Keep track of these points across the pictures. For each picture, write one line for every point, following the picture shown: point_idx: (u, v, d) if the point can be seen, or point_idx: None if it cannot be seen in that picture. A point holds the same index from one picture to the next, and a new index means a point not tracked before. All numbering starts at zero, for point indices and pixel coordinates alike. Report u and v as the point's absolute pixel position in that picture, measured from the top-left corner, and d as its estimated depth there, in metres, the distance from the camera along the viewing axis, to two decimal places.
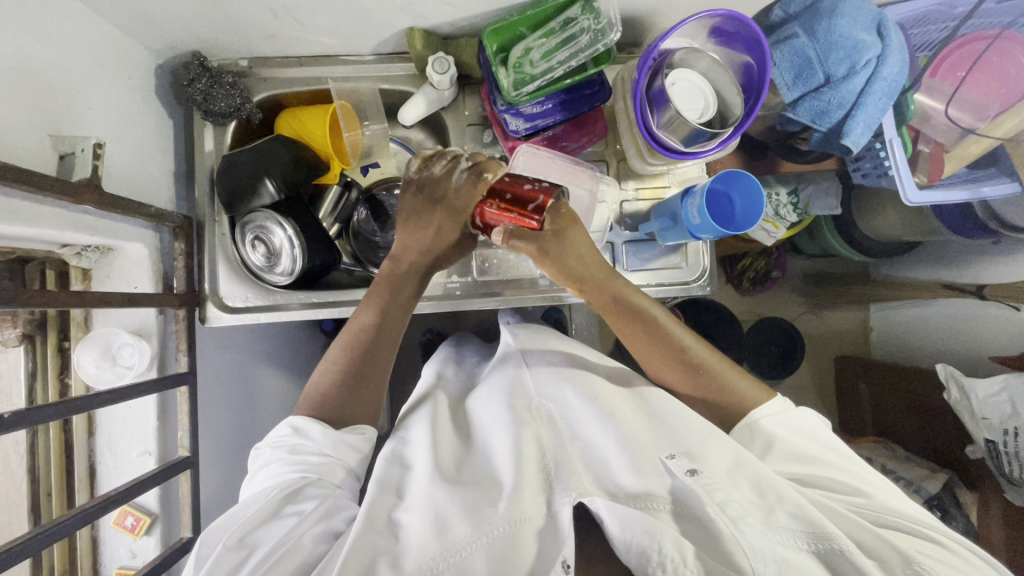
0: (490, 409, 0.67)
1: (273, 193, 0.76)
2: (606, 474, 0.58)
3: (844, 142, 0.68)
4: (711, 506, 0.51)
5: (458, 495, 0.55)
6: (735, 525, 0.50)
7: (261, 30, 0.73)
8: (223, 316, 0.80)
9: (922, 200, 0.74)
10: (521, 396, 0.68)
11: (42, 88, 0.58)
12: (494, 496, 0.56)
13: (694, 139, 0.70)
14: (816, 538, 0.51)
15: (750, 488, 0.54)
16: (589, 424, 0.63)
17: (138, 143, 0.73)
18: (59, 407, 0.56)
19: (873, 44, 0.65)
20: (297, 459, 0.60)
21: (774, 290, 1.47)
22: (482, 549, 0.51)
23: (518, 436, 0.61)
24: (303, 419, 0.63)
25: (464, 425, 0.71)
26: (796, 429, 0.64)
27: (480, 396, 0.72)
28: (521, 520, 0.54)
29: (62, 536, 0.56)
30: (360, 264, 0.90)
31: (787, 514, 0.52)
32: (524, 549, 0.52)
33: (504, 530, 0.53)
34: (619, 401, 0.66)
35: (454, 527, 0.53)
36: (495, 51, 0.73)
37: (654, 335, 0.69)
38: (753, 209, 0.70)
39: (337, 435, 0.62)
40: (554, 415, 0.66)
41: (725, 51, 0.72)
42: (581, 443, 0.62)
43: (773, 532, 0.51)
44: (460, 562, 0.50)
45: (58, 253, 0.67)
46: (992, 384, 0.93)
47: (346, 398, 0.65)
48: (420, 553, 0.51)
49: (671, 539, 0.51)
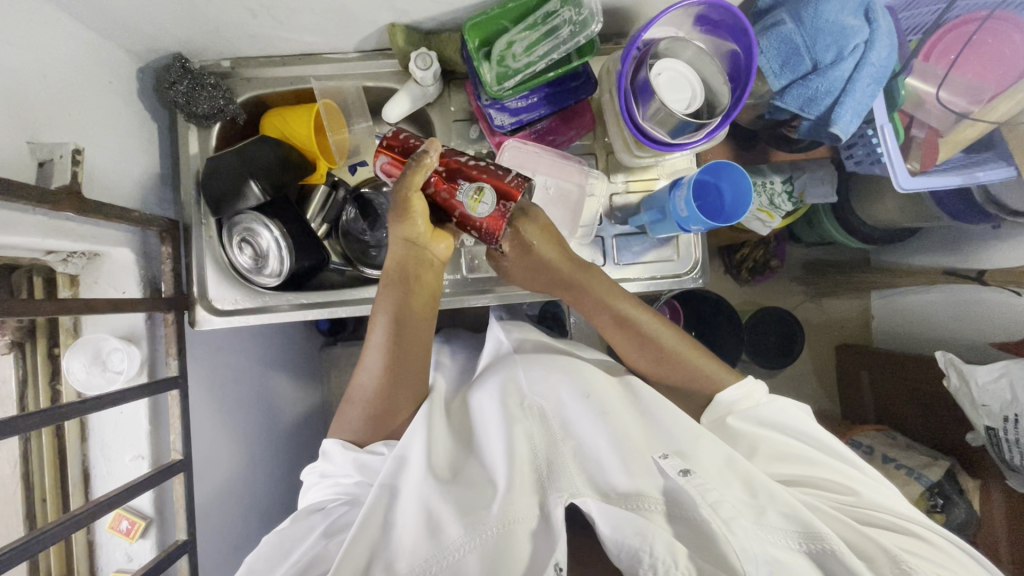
0: (486, 406, 0.67)
1: (259, 195, 0.76)
2: (599, 473, 0.57)
3: (833, 129, 0.67)
4: (702, 507, 0.51)
5: (453, 497, 0.57)
6: (727, 525, 0.49)
7: (241, 29, 0.73)
8: (212, 319, 0.80)
9: (916, 186, 0.73)
10: (514, 392, 0.68)
11: (17, 92, 0.57)
12: (488, 498, 0.57)
13: (681, 131, 0.69)
14: (808, 538, 0.51)
15: (741, 487, 0.54)
16: (580, 424, 0.62)
17: (120, 146, 0.73)
18: (44, 415, 0.55)
19: (861, 29, 0.63)
20: (332, 481, 0.66)
21: (773, 279, 1.47)
22: (474, 550, 0.53)
23: (510, 434, 0.61)
24: (336, 443, 0.67)
25: (462, 424, 0.70)
26: (783, 428, 0.64)
27: (486, 391, 0.70)
28: (513, 521, 0.54)
29: (55, 542, 0.56)
30: (350, 264, 0.88)
31: (777, 513, 0.52)
32: (515, 550, 0.53)
33: (495, 531, 0.54)
34: (610, 396, 0.66)
35: (446, 529, 0.54)
36: (477, 46, 0.72)
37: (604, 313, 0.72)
38: (741, 199, 0.68)
39: (354, 457, 0.65)
40: (546, 412, 0.65)
41: (711, 40, 0.71)
42: (573, 442, 0.62)
43: (764, 532, 0.51)
44: (454, 564, 0.52)
45: (43, 260, 0.67)
46: (991, 370, 0.92)
47: (383, 408, 0.69)
48: (413, 556, 0.52)
49: (664, 542, 0.51)
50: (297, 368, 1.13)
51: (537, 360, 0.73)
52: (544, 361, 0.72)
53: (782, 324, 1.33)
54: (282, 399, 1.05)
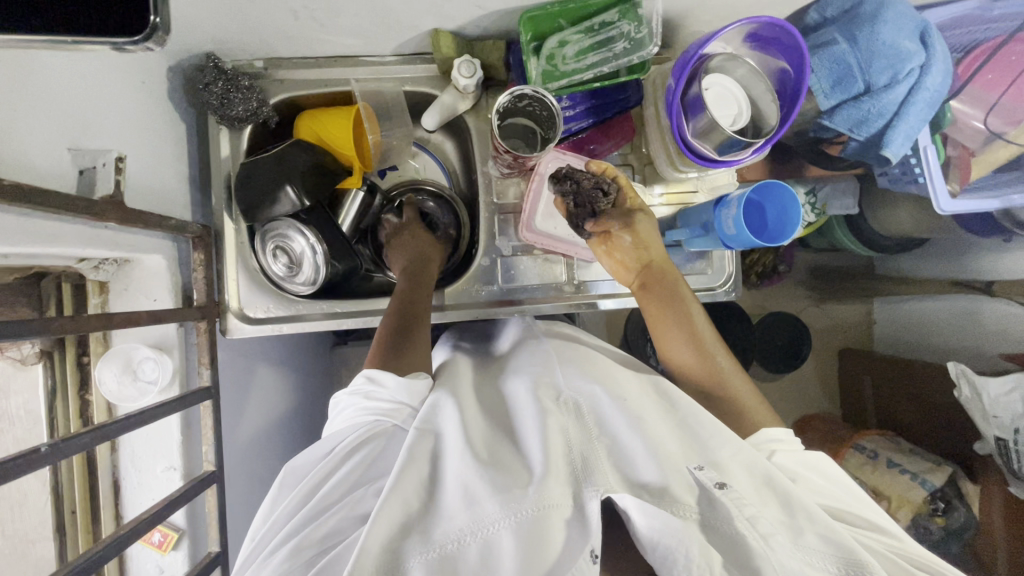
0: (520, 395, 0.64)
1: (294, 201, 0.74)
2: (631, 471, 0.55)
3: (884, 153, 0.67)
4: (739, 519, 0.50)
5: (488, 475, 0.52)
6: (766, 541, 0.49)
7: (280, 31, 0.71)
8: (243, 327, 0.78)
9: (955, 209, 0.75)
10: (549, 387, 0.63)
11: (58, 99, 0.55)
12: (522, 480, 0.52)
13: (728, 148, 0.69)
14: (849, 564, 0.49)
15: (778, 506, 0.53)
16: (616, 421, 0.59)
17: (154, 149, 0.70)
18: (90, 435, 0.53)
19: (917, 53, 0.63)
20: (372, 406, 0.63)
21: (781, 284, 1.49)
22: (510, 527, 0.49)
23: (545, 427, 0.57)
24: (378, 370, 0.65)
25: (490, 402, 0.67)
26: (821, 472, 0.62)
27: (519, 385, 0.66)
28: (548, 505, 0.50)
29: (100, 566, 0.54)
30: (380, 269, 0.91)
31: (815, 535, 0.51)
32: (551, 537, 0.49)
33: (531, 513, 0.49)
34: (643, 400, 0.62)
35: (482, 502, 0.50)
36: (529, 39, 0.70)
37: (671, 300, 0.71)
38: (787, 219, 0.67)
39: (407, 382, 0.63)
40: (582, 407, 0.61)
41: (760, 56, 0.70)
42: (608, 440, 0.58)
43: (802, 552, 0.50)
44: (488, 539, 0.49)
45: (75, 267, 0.65)
46: (1004, 384, 0.95)
47: (406, 338, 0.69)
48: (450, 523, 0.50)
49: (698, 544, 0.49)
50: (314, 371, 1.11)
51: (569, 359, 0.70)
52: (577, 360, 0.70)
53: (789, 329, 1.38)
54: (301, 404, 1.04)
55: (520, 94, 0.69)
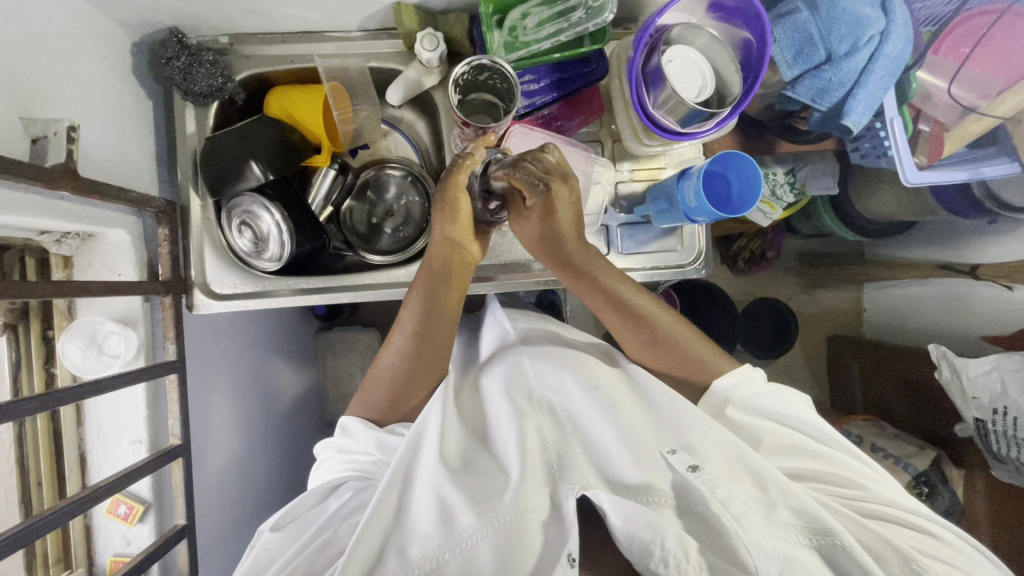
0: (493, 397, 0.65)
1: (260, 176, 0.75)
2: (608, 465, 0.56)
3: (844, 122, 0.66)
4: (714, 503, 0.50)
5: (463, 486, 0.54)
6: (739, 522, 0.49)
7: (242, 5, 0.70)
8: (211, 303, 0.78)
9: (921, 180, 0.73)
10: (521, 386, 0.65)
11: (10, 66, 0.55)
12: (499, 488, 0.55)
13: (691, 120, 0.68)
14: (817, 533, 0.50)
15: (751, 483, 0.53)
16: (589, 420, 0.60)
17: (116, 124, 0.70)
18: (43, 400, 0.53)
19: (876, 21, 0.63)
20: (348, 458, 0.66)
21: (769, 271, 1.48)
22: (487, 538, 0.51)
23: (521, 427, 0.59)
24: (350, 420, 0.68)
25: (471, 405, 0.68)
26: (798, 425, 0.63)
27: (495, 376, 0.68)
28: (525, 511, 0.52)
29: (57, 526, 0.54)
30: (351, 248, 0.88)
31: (787, 508, 0.51)
32: (526, 543, 0.51)
33: (507, 521, 0.51)
34: (617, 391, 0.64)
35: (458, 517, 0.52)
36: (491, 13, 0.70)
37: (631, 320, 0.71)
38: (749, 188, 0.67)
39: (377, 437, 0.65)
40: (555, 406, 0.63)
41: (724, 27, 0.69)
42: (581, 436, 0.60)
43: (774, 527, 0.51)
44: (465, 553, 0.50)
45: (36, 240, 0.65)
46: (982, 364, 0.94)
47: (417, 360, 0.69)
48: (425, 542, 0.51)
49: (675, 535, 0.50)
50: (296, 354, 1.11)
51: (549, 355, 0.71)
52: (551, 353, 0.71)
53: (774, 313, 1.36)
54: (281, 385, 1.04)
55: (478, 64, 0.70)
